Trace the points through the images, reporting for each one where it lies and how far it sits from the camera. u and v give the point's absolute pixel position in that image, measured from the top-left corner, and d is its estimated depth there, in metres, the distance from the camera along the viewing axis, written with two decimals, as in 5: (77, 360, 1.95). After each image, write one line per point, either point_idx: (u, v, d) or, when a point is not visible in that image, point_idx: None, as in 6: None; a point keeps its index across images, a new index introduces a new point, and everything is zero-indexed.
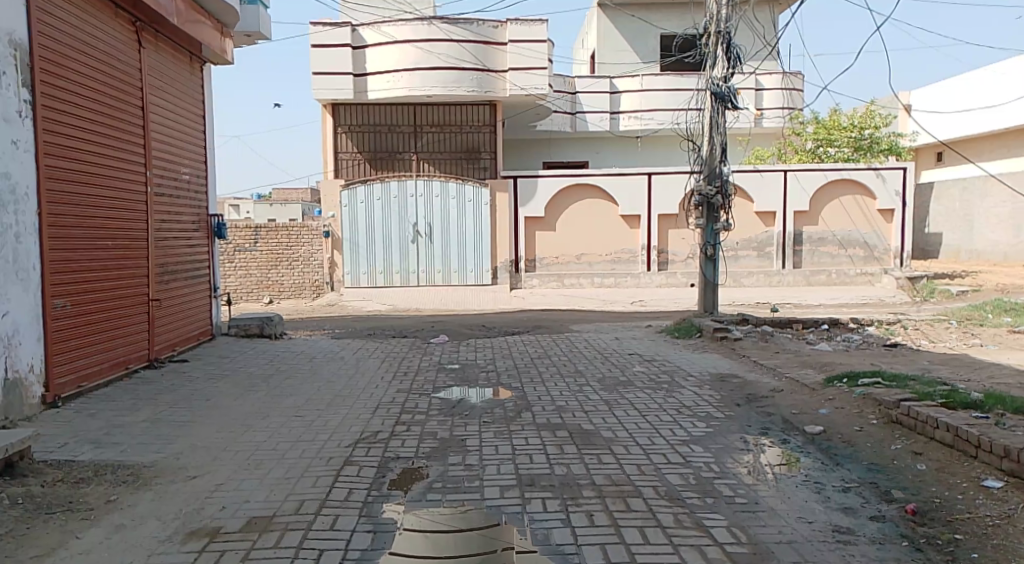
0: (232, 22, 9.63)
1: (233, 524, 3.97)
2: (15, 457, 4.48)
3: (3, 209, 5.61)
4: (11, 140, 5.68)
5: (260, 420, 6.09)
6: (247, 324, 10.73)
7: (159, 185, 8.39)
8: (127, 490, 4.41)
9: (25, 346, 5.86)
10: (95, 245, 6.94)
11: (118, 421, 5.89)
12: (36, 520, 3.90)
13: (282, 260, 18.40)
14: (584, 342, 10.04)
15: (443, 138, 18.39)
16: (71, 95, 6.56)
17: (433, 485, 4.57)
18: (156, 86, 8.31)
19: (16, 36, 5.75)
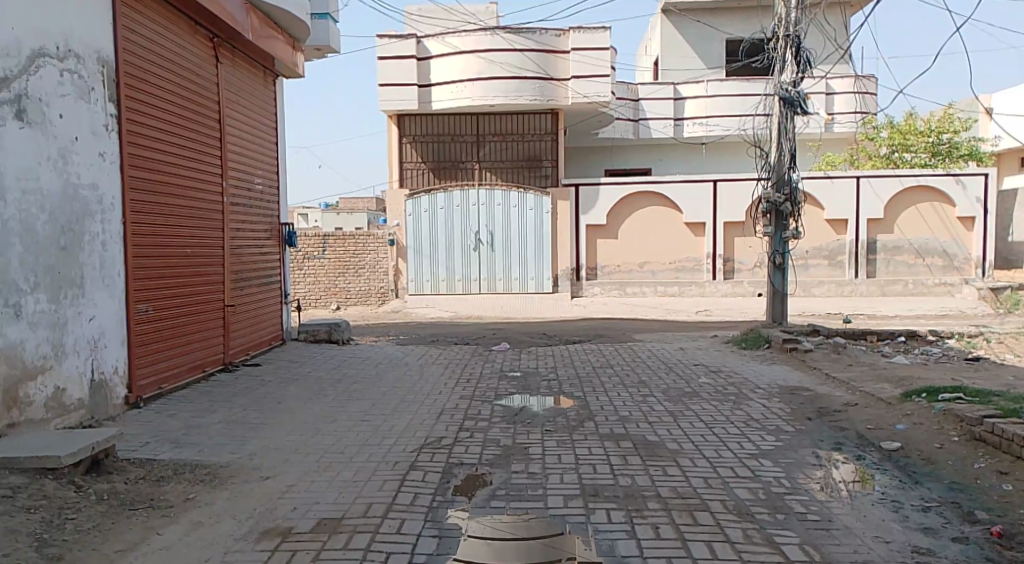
0: (303, 37, 9.95)
1: (304, 525, 4.07)
2: (101, 455, 4.71)
3: (91, 218, 5.88)
4: (98, 152, 5.97)
5: (327, 424, 6.23)
6: (315, 329, 11.02)
7: (234, 195, 8.69)
8: (204, 489, 4.58)
9: (110, 348, 6.15)
10: (174, 253, 7.23)
11: (196, 422, 6.12)
12: (120, 515, 4.08)
13: (349, 268, 18.81)
14: (647, 351, 9.92)
15: (505, 147, 18.53)
16: (152, 110, 6.85)
17: (497, 492, 4.59)
18: (232, 99, 8.62)
19: (103, 54, 6.05)
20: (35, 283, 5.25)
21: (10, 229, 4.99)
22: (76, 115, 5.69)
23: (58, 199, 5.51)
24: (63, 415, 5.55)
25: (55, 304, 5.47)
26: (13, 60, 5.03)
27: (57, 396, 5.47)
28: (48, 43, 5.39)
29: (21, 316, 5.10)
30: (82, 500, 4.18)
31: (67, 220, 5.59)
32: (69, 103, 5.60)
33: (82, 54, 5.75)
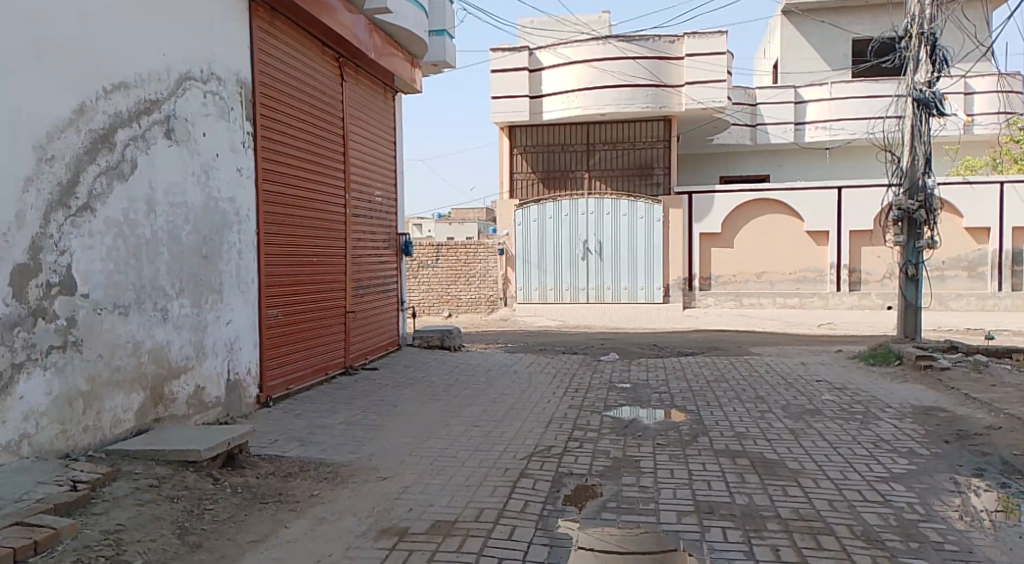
0: (420, 53, 10.30)
1: (419, 526, 4.19)
2: (235, 450, 5.06)
3: (229, 229, 6.31)
4: (236, 168, 6.41)
5: (441, 428, 6.39)
6: (429, 336, 11.32)
7: (356, 207, 9.09)
8: (327, 486, 4.81)
9: (244, 350, 6.57)
10: (302, 263, 7.65)
11: (319, 422, 6.44)
12: (253, 508, 4.35)
13: (460, 276, 19.09)
14: (764, 366, 9.56)
15: (616, 155, 18.39)
16: (284, 128, 7.28)
17: (608, 504, 4.55)
18: (355, 115, 9.04)
19: (241, 76, 6.49)
20: (180, 289, 5.68)
21: (159, 239, 5.43)
22: (217, 133, 6.12)
23: (201, 212, 5.94)
24: (203, 411, 5.98)
25: (198, 308, 5.91)
26: (164, 83, 5.47)
27: (197, 394, 5.90)
28: (193, 67, 5.83)
29: (167, 319, 5.53)
30: (219, 492, 4.47)
31: (208, 231, 6.02)
32: (211, 122, 6.03)
33: (222, 76, 6.19)
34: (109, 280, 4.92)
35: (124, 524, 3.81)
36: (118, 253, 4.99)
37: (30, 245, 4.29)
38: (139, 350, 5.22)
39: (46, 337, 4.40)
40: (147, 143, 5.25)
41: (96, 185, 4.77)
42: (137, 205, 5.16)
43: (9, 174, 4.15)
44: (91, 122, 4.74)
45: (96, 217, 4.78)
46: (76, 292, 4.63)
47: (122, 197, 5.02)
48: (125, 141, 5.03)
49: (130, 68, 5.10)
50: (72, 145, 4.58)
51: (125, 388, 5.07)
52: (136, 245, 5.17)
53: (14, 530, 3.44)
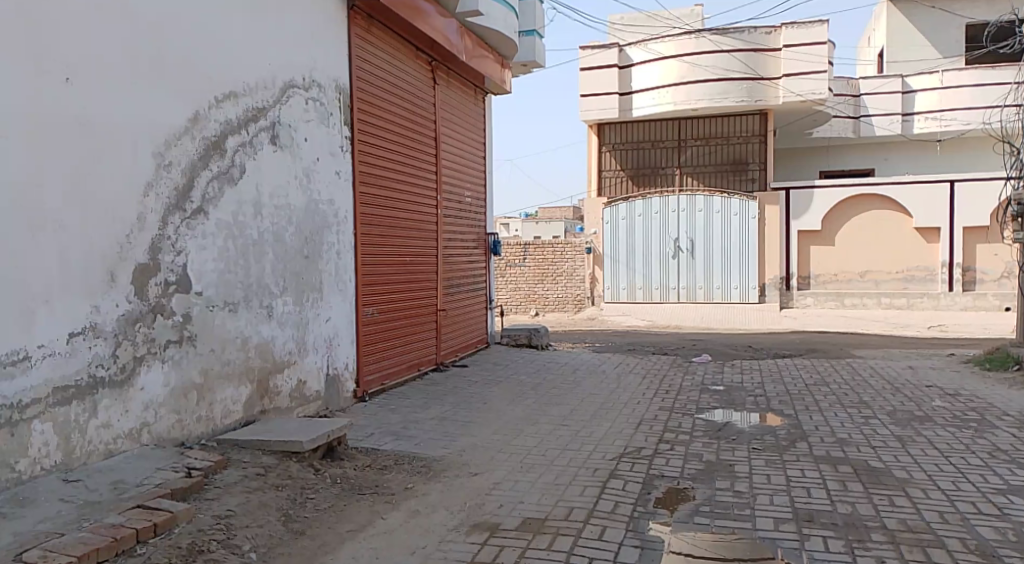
0: (510, 54, 10.38)
1: (510, 522, 4.24)
2: (334, 442, 5.27)
3: (329, 230, 6.56)
4: (335, 171, 6.65)
5: (530, 426, 6.43)
6: (516, 334, 11.40)
7: (447, 207, 9.25)
8: (421, 480, 4.93)
9: (342, 346, 6.82)
10: (396, 262, 7.85)
11: (413, 417, 6.60)
12: (352, 498, 4.51)
13: (547, 275, 19.23)
14: (867, 370, 9.13)
15: (709, 151, 17.96)
16: (379, 131, 7.50)
17: (701, 508, 4.47)
18: (446, 118, 9.20)
19: (341, 83, 6.74)
20: (283, 287, 5.95)
21: (264, 240, 5.70)
22: (317, 138, 6.37)
23: (303, 214, 6.19)
24: (304, 405, 6.25)
25: (300, 306, 6.17)
26: (270, 91, 5.74)
27: (299, 388, 6.16)
28: (296, 75, 6.09)
29: (272, 316, 5.80)
30: (320, 482, 4.67)
31: (309, 232, 6.28)
32: (312, 128, 6.28)
33: (323, 83, 6.44)
34: (220, 279, 5.20)
35: (233, 510, 4.03)
36: (228, 253, 5.27)
37: (151, 245, 4.59)
38: (247, 345, 5.50)
39: (164, 332, 4.69)
40: (254, 149, 5.53)
41: (208, 189, 5.05)
42: (245, 208, 5.44)
43: (133, 180, 4.45)
44: (204, 130, 5.02)
45: (208, 219, 5.06)
46: (191, 290, 4.92)
47: (232, 200, 5.30)
48: (235, 147, 5.31)
49: (239, 78, 5.38)
50: (187, 152, 4.87)
51: (234, 380, 5.36)
52: (245, 245, 5.45)
53: (137, 512, 3.69)
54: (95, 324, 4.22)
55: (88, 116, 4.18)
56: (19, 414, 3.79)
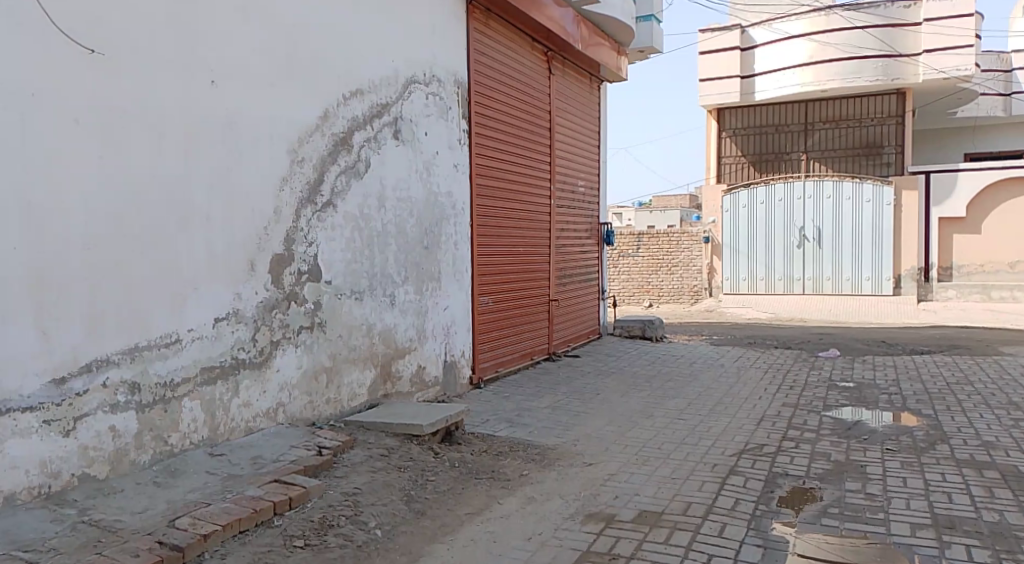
0: (627, 41, 10.24)
1: (626, 514, 4.21)
2: (452, 427, 5.44)
3: (447, 221, 6.72)
4: (453, 164, 6.80)
5: (645, 418, 6.36)
6: (630, 325, 11.25)
7: (561, 197, 9.26)
8: (536, 467, 4.99)
9: (459, 333, 6.99)
10: (510, 252, 7.96)
11: (527, 405, 6.69)
12: (469, 482, 4.63)
13: (662, 265, 18.95)
14: (1019, 369, 8.37)
15: (838, 134, 17.03)
16: (495, 123, 7.60)
17: (829, 510, 4.27)
18: (561, 107, 9.19)
19: (459, 77, 6.87)
20: (404, 276, 6.15)
21: (387, 231, 5.92)
22: (437, 132, 6.54)
23: (423, 205, 6.38)
24: (424, 389, 6.47)
25: (420, 295, 6.37)
26: (393, 88, 5.95)
27: (419, 373, 6.38)
28: (418, 71, 6.26)
29: (394, 304, 6.02)
30: (440, 465, 4.81)
31: (428, 222, 6.46)
32: (432, 122, 6.45)
33: (442, 78, 6.59)
34: (348, 269, 5.46)
35: (360, 488, 4.23)
36: (354, 244, 5.51)
37: (285, 237, 4.87)
38: (371, 331, 5.74)
39: (297, 319, 4.98)
40: (378, 143, 5.74)
41: (337, 183, 5.30)
42: (370, 200, 5.67)
43: (269, 175, 4.73)
44: (333, 127, 5.27)
45: (337, 212, 5.31)
46: (321, 279, 5.18)
47: (358, 193, 5.53)
48: (361, 142, 5.54)
49: (365, 75, 5.60)
50: (319, 148, 5.13)
51: (360, 364, 5.61)
52: (370, 236, 5.69)
53: (274, 486, 3.94)
54: (236, 310, 4.53)
55: (229, 115, 4.47)
56: (172, 392, 4.13)
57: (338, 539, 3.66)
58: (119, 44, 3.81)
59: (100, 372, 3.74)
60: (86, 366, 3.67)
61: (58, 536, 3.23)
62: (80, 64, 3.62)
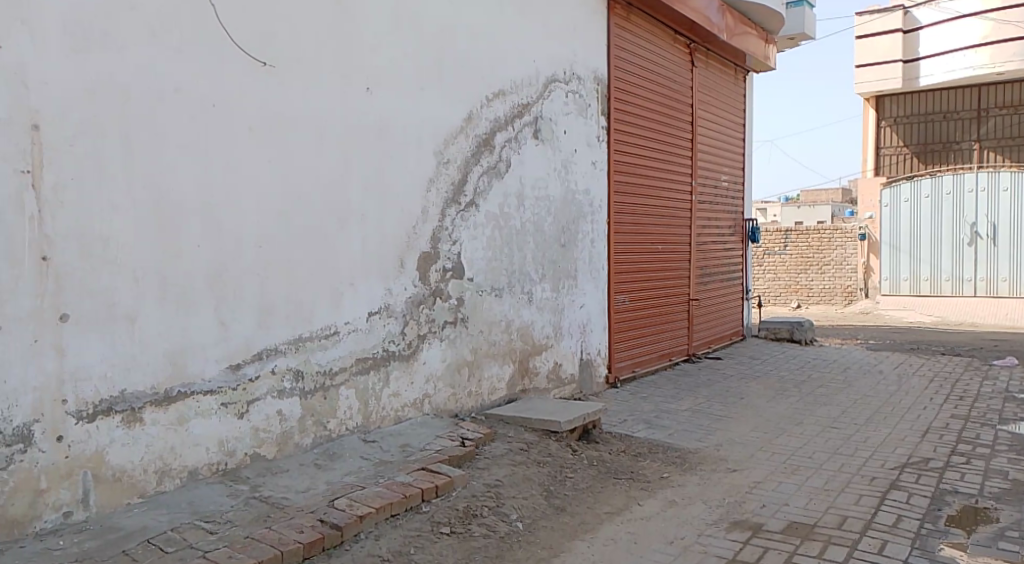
0: (776, 28, 9.80)
1: (775, 524, 4.04)
2: (590, 425, 5.44)
3: (584, 219, 6.72)
4: (592, 161, 6.80)
5: (794, 426, 6.06)
6: (777, 327, 10.76)
7: (702, 193, 9.01)
8: (677, 470, 4.89)
9: (595, 332, 6.97)
10: (648, 250, 7.84)
11: (666, 407, 6.57)
12: (608, 481, 4.62)
13: (813, 264, 18.28)
14: None
15: (1017, 121, 15.63)
16: (635, 119, 7.50)
17: (1006, 533, 3.89)
18: (704, 100, 8.95)
19: (599, 74, 6.85)
20: (542, 274, 6.21)
21: (526, 230, 6.00)
22: (576, 129, 6.56)
23: (560, 203, 6.42)
24: (560, 386, 6.52)
25: (557, 292, 6.41)
26: (534, 87, 6.02)
27: (555, 370, 6.43)
28: (559, 69, 6.30)
29: (532, 301, 6.10)
30: (578, 462, 4.83)
31: (566, 221, 6.49)
32: (571, 120, 6.48)
33: (582, 75, 6.60)
34: (489, 266, 5.59)
35: (501, 480, 4.33)
36: (495, 242, 5.63)
37: (431, 236, 5.05)
38: (510, 327, 5.85)
39: (441, 314, 5.16)
40: (519, 143, 5.84)
41: (480, 183, 5.45)
42: (510, 199, 5.77)
43: (418, 175, 4.93)
44: (476, 128, 5.42)
45: (479, 211, 5.45)
46: (464, 276, 5.34)
47: (499, 193, 5.65)
48: (502, 143, 5.66)
49: (507, 76, 5.71)
50: (463, 149, 5.30)
51: (500, 359, 5.74)
52: (510, 234, 5.79)
53: (421, 474, 4.11)
54: (388, 305, 4.77)
55: (382, 119, 4.70)
56: (330, 379, 4.40)
57: (481, 528, 3.76)
58: (286, 56, 4.10)
59: (269, 360, 4.06)
60: (257, 354, 4.00)
61: (233, 509, 3.54)
62: (254, 75, 3.94)
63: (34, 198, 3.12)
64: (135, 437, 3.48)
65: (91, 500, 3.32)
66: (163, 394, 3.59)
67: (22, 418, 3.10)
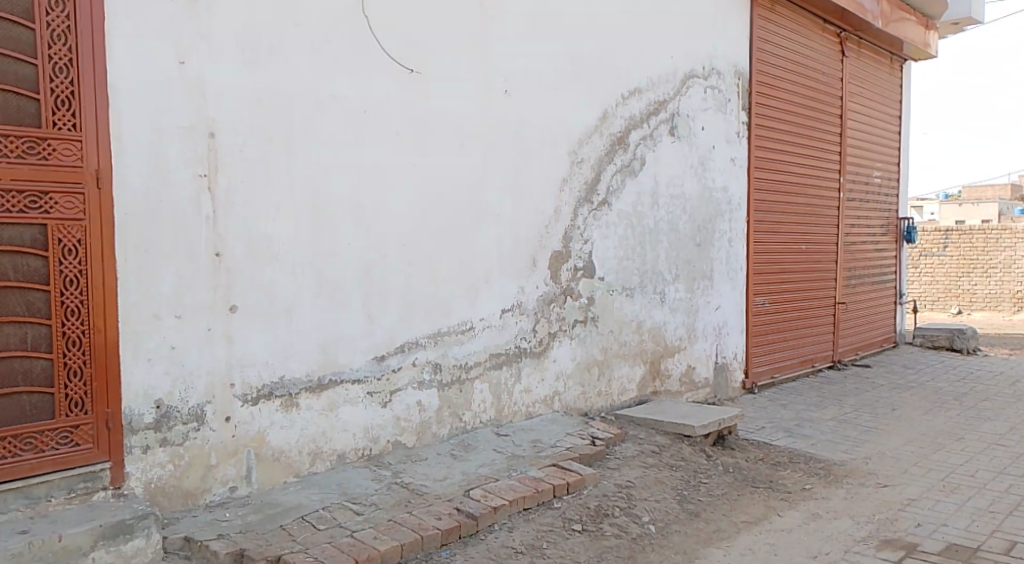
0: (938, 13, 9.08)
1: (932, 545, 3.76)
2: (725, 431, 5.28)
3: (722, 218, 6.53)
4: (731, 158, 6.58)
5: (952, 441, 5.61)
6: (934, 335, 9.97)
7: (852, 190, 8.49)
8: (821, 482, 4.66)
9: (731, 335, 6.76)
10: (791, 250, 7.50)
11: (808, 415, 6.26)
12: (745, 490, 4.47)
13: (976, 266, 16.94)
14: None
15: None
16: (778, 113, 7.19)
17: None
18: (856, 91, 8.43)
19: (740, 67, 6.62)
20: (677, 274, 6.09)
21: (661, 229, 5.90)
22: (715, 125, 6.39)
23: (697, 201, 6.27)
24: (694, 390, 6.38)
25: (692, 293, 6.26)
26: (671, 84, 5.91)
27: (689, 373, 6.29)
28: (697, 64, 6.16)
29: (665, 302, 5.99)
30: (713, 468, 4.72)
31: (703, 219, 6.33)
32: (710, 116, 6.32)
33: (722, 70, 6.41)
34: (621, 265, 5.55)
35: (633, 482, 4.29)
36: (628, 241, 5.59)
37: (564, 235, 5.09)
38: (642, 327, 5.78)
39: (572, 312, 5.18)
40: (654, 140, 5.76)
41: (613, 182, 5.42)
42: (644, 198, 5.70)
43: (552, 175, 4.98)
44: (612, 127, 5.40)
45: (612, 210, 5.43)
46: (595, 275, 5.34)
47: (633, 191, 5.60)
48: (637, 141, 5.60)
49: (644, 74, 5.64)
50: (597, 148, 5.30)
51: (631, 359, 5.69)
52: (643, 233, 5.72)
53: (554, 470, 4.16)
54: (520, 302, 4.85)
55: (519, 120, 4.77)
56: (466, 373, 4.54)
57: (613, 529, 3.75)
58: (432, 61, 4.26)
59: (410, 353, 4.24)
60: (400, 346, 4.19)
61: (377, 493, 3.73)
62: (402, 81, 4.12)
63: (209, 200, 3.42)
64: (292, 420, 3.74)
65: (253, 477, 3.61)
66: (317, 382, 3.83)
67: (197, 399, 3.41)
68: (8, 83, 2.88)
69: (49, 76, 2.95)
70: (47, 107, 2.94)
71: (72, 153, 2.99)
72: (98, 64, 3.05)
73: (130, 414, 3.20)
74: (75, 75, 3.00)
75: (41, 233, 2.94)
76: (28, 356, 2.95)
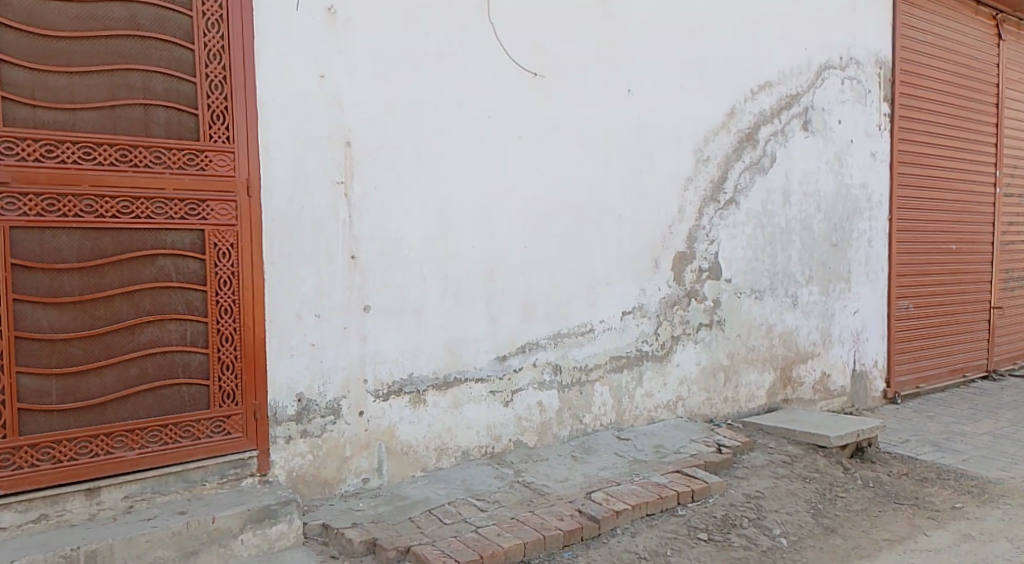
0: None
1: None
2: (864, 443, 4.98)
3: (861, 216, 6.16)
4: (870, 152, 6.20)
5: None
6: None
7: (1011, 184, 7.78)
8: (973, 501, 4.30)
9: (871, 341, 6.36)
10: (938, 250, 6.96)
11: (958, 429, 5.79)
12: (887, 506, 4.19)
13: None
14: None
15: None
16: (925, 103, 6.70)
17: None
18: (1015, 77, 7.72)
19: (881, 56, 6.23)
20: (810, 275, 5.80)
21: (793, 228, 5.65)
22: (853, 118, 6.04)
23: (833, 199, 5.95)
24: (828, 398, 6.05)
25: (826, 296, 5.95)
26: (805, 76, 5.65)
27: (823, 380, 5.98)
28: (833, 55, 5.86)
29: (797, 305, 5.72)
30: (850, 481, 4.46)
31: (839, 218, 6.00)
32: (847, 108, 5.99)
33: (861, 60, 6.06)
34: (749, 267, 5.36)
35: (763, 492, 4.13)
36: (757, 241, 5.39)
37: (688, 235, 4.97)
38: (772, 332, 5.56)
39: (697, 315, 5.05)
40: (785, 136, 5.52)
41: (741, 180, 5.24)
42: (774, 196, 5.48)
43: (676, 174, 4.88)
44: (739, 123, 5.23)
45: (739, 209, 5.25)
46: (721, 277, 5.18)
47: (763, 189, 5.39)
48: (767, 137, 5.39)
49: (775, 67, 5.42)
50: (724, 145, 5.14)
51: (760, 365, 5.48)
52: (773, 232, 5.50)
53: (678, 476, 4.07)
54: (642, 304, 4.78)
55: (643, 120, 4.71)
56: (587, 375, 4.53)
57: (741, 539, 3.62)
58: (555, 64, 4.28)
59: (531, 354, 4.27)
60: (521, 347, 4.23)
61: (501, 490, 3.79)
62: (526, 86, 4.17)
63: (346, 206, 3.60)
64: (420, 416, 3.87)
65: (383, 470, 3.76)
66: (442, 380, 3.95)
67: (334, 393, 3.60)
68: (171, 100, 3.15)
69: (207, 93, 3.20)
70: (204, 121, 3.19)
71: (226, 164, 3.23)
72: (248, 81, 3.28)
73: (274, 406, 3.42)
74: (229, 92, 3.24)
75: (198, 237, 3.20)
76: (187, 351, 3.20)
